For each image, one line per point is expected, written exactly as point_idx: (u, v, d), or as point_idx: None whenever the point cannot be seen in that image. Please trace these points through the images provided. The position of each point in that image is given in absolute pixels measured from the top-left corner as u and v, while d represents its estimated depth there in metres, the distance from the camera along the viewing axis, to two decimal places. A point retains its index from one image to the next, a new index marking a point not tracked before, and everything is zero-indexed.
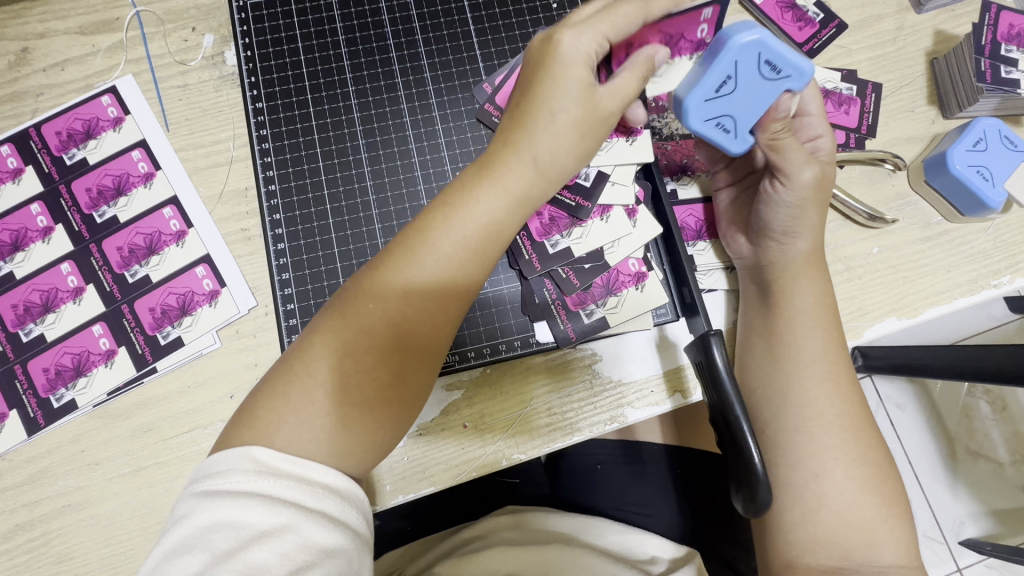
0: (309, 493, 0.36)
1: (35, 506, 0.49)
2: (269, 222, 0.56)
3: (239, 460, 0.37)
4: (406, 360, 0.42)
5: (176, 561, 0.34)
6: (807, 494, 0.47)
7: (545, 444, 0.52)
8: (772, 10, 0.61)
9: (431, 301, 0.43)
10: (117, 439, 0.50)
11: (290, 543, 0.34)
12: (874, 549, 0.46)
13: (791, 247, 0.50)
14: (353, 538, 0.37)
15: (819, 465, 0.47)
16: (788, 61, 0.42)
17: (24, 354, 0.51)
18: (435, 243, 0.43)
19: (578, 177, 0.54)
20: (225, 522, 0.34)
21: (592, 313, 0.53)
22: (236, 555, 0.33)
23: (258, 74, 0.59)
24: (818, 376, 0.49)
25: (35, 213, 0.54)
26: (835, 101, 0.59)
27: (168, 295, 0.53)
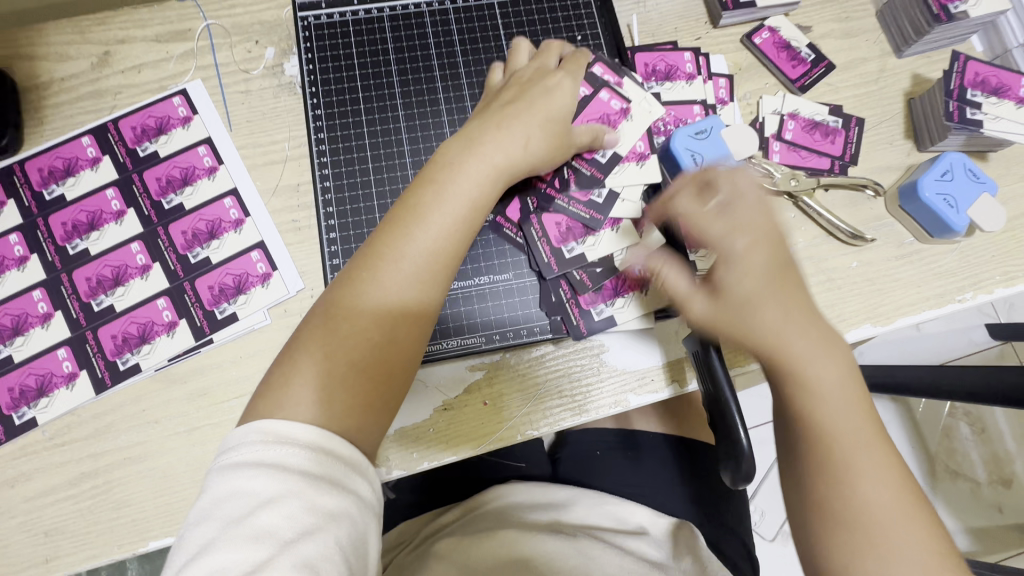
0: (311, 463, 0.41)
1: (100, 457, 0.55)
2: (323, 214, 0.61)
3: (249, 435, 0.42)
4: (382, 356, 0.47)
5: (199, 528, 0.39)
6: (827, 524, 0.41)
7: (554, 421, 0.58)
8: (769, 50, 0.69)
9: (402, 301, 0.48)
10: (176, 401, 0.56)
11: (295, 508, 0.39)
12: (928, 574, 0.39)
13: (734, 274, 0.46)
14: (355, 503, 0.41)
15: (830, 469, 0.42)
16: (714, 129, 0.60)
17: (95, 321, 0.57)
18: (403, 235, 0.49)
19: (592, 195, 0.61)
20: (237, 492, 0.39)
21: (601, 312, 0.60)
22: (247, 520, 0.39)
23: (318, 79, 0.65)
24: (779, 337, 0.44)
25: (110, 197, 0.60)
26: (823, 132, 0.67)
27: (226, 276, 0.59)
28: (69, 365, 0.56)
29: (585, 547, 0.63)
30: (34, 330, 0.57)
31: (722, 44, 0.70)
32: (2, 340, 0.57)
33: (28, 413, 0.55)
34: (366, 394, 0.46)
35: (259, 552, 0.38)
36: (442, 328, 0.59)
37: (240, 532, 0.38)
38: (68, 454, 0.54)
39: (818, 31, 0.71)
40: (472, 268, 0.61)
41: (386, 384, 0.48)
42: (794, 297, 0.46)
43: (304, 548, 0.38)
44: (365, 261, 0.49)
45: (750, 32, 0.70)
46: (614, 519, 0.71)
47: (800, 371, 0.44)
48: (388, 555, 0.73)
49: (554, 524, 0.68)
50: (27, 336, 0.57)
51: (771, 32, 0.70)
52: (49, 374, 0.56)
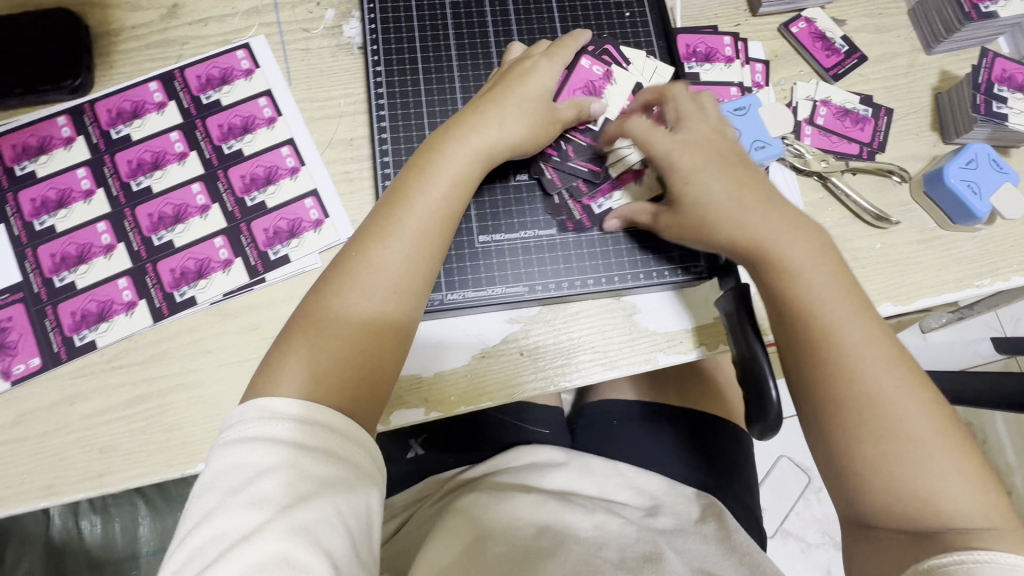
0: (305, 435, 0.44)
1: (154, 381, 0.57)
2: (380, 163, 0.64)
3: (247, 412, 0.45)
4: (374, 341, 0.50)
5: (201, 498, 0.42)
6: (828, 377, 0.49)
7: (587, 375, 0.61)
8: (805, 38, 0.72)
9: (393, 286, 0.52)
10: (228, 333, 0.59)
11: (291, 476, 0.42)
12: (914, 411, 0.47)
13: (710, 185, 0.54)
14: (349, 471, 0.44)
15: (818, 327, 0.50)
16: (752, 106, 0.63)
17: (155, 255, 0.60)
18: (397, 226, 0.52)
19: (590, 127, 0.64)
20: (236, 464, 0.42)
21: (601, 206, 0.63)
22: (245, 488, 0.41)
23: (380, 37, 0.68)
24: (724, 213, 0.54)
25: (173, 139, 0.63)
26: (853, 119, 0.70)
27: (280, 220, 0.62)
28: (129, 294, 0.59)
29: (601, 521, 0.65)
30: (97, 259, 0.60)
31: (761, 32, 0.73)
32: (66, 268, 0.59)
33: (89, 336, 0.58)
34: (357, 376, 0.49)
35: (255, 516, 0.40)
36: (487, 276, 0.61)
37: (239, 499, 0.41)
38: (124, 377, 0.57)
39: (852, 25, 0.74)
40: (518, 221, 0.62)
41: (377, 367, 0.50)
42: (741, 180, 0.55)
43: (298, 513, 0.41)
44: (351, 255, 0.52)
45: (787, 21, 0.73)
46: (632, 493, 0.72)
47: (754, 238, 0.53)
48: (409, 510, 0.75)
49: (573, 494, 0.70)
50: (90, 265, 0.59)
51: (808, 22, 0.73)
52: (110, 301, 0.59)
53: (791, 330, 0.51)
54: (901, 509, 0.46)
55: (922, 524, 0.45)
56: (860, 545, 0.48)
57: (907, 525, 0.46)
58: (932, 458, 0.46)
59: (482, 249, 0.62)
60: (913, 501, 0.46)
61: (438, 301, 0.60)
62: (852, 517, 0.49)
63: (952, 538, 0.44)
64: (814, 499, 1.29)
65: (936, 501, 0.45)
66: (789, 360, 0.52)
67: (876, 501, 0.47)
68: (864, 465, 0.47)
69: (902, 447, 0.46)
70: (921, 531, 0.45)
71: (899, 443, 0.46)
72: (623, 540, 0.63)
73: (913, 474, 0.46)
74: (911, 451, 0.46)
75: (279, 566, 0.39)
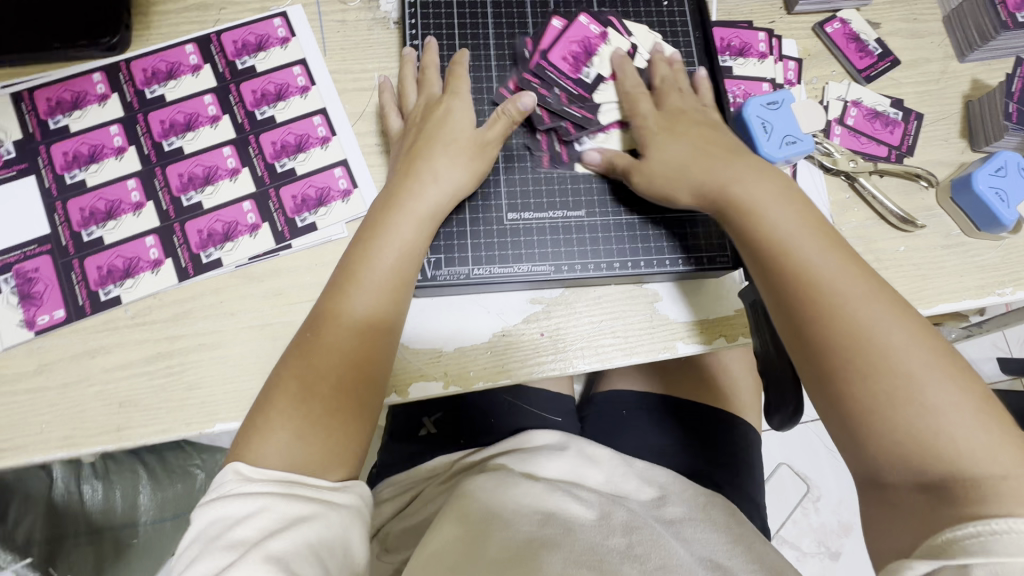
0: (280, 483, 0.47)
1: (175, 340, 0.58)
2: None
3: (226, 474, 0.48)
4: (349, 382, 0.52)
5: (189, 551, 0.46)
6: (813, 323, 0.49)
7: (606, 359, 0.61)
8: (839, 39, 0.72)
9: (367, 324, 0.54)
10: (251, 297, 0.59)
11: (265, 519, 0.45)
12: (901, 342, 0.47)
13: (682, 146, 0.60)
14: (326, 507, 0.48)
15: (794, 266, 0.51)
16: (785, 101, 0.63)
17: (183, 215, 0.60)
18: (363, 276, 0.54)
19: (581, 74, 0.64)
20: (216, 517, 0.46)
21: (582, 144, 0.64)
22: (225, 536, 0.45)
23: (418, 9, 0.67)
24: (694, 168, 0.58)
25: (207, 102, 0.64)
26: (883, 121, 0.70)
27: (309, 187, 0.62)
28: (155, 252, 0.59)
29: (605, 510, 0.65)
30: (125, 216, 0.60)
31: (795, 30, 0.73)
32: (95, 222, 0.60)
33: (114, 292, 0.58)
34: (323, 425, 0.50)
35: (234, 559, 0.43)
36: (514, 254, 0.61)
37: (219, 548, 0.44)
38: (147, 334, 0.58)
39: (887, 28, 0.74)
40: (548, 201, 0.63)
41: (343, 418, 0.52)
42: (708, 142, 0.59)
43: (271, 545, 0.44)
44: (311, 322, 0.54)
45: (822, 21, 0.73)
46: (639, 483, 0.71)
47: (728, 187, 0.56)
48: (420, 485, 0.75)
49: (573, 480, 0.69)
50: (119, 221, 0.60)
51: (842, 23, 0.73)
52: (136, 258, 0.59)
53: (769, 274, 0.53)
54: (905, 454, 0.44)
55: (927, 469, 0.44)
56: (879, 509, 0.47)
57: (917, 470, 0.44)
58: (929, 393, 0.45)
59: (510, 227, 0.62)
60: (915, 441, 0.44)
61: (464, 275, 0.60)
62: (864, 475, 0.47)
63: (959, 487, 0.43)
64: (811, 509, 1.29)
65: (942, 441, 0.44)
66: (773, 303, 0.53)
67: (882, 447, 0.45)
68: (862, 407, 0.46)
69: (895, 382, 0.45)
70: (931, 482, 0.43)
71: (888, 379, 0.46)
72: (629, 522, 0.63)
73: (911, 411, 0.45)
74: (906, 392, 0.45)
75: None
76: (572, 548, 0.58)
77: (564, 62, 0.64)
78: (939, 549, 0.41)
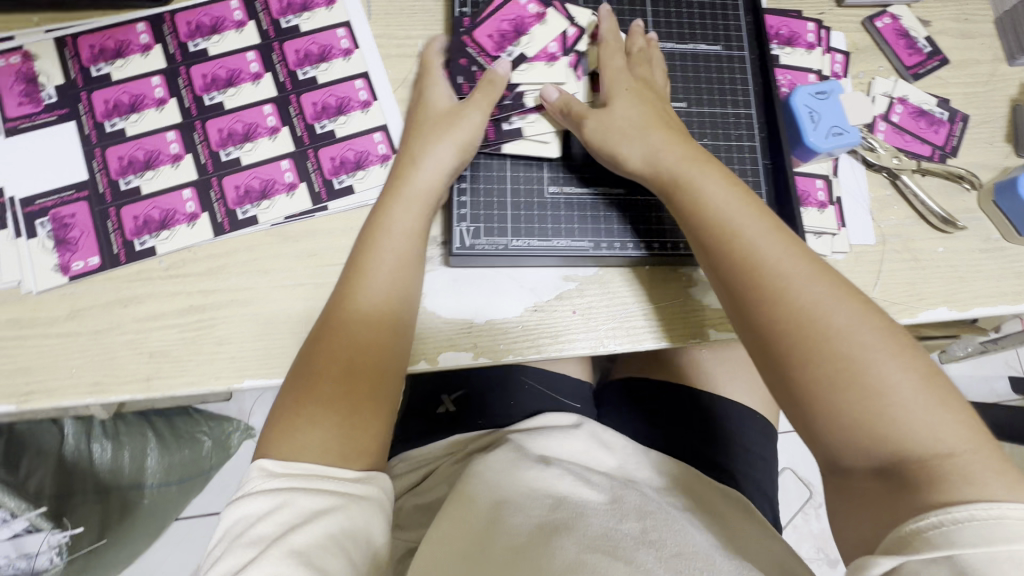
0: (299, 479, 0.47)
1: (208, 294, 0.57)
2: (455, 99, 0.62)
3: (251, 470, 0.47)
4: (352, 368, 0.52)
5: (212, 550, 0.45)
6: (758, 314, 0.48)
7: (637, 340, 0.61)
8: (889, 35, 0.71)
9: (371, 310, 0.54)
10: (285, 256, 0.59)
11: (286, 514, 0.44)
12: (850, 325, 0.46)
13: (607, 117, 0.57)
14: (345, 498, 0.47)
15: (736, 251, 0.50)
16: (834, 92, 0.62)
17: (221, 170, 0.60)
18: (369, 268, 0.55)
19: (504, 52, 0.63)
20: (238, 514, 0.45)
21: (511, 123, 0.61)
22: (248, 532, 0.44)
23: None
24: (650, 134, 0.56)
25: (249, 59, 0.63)
26: (929, 120, 0.69)
27: (347, 150, 0.62)
28: (192, 205, 0.59)
29: (617, 494, 0.63)
30: (164, 167, 0.60)
31: (845, 23, 0.72)
32: (132, 172, 0.59)
33: (150, 242, 0.58)
34: (333, 418, 0.50)
35: (256, 555, 0.43)
36: (554, 228, 0.60)
37: (243, 544, 0.43)
38: (181, 286, 0.57)
39: (937, 27, 0.73)
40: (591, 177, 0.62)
41: (357, 411, 0.51)
42: (666, 117, 0.58)
43: (293, 540, 0.43)
44: (324, 316, 0.55)
45: (872, 15, 0.72)
46: (651, 472, 0.69)
47: (655, 155, 0.55)
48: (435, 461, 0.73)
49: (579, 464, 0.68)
50: (156, 172, 0.59)
51: (893, 19, 0.72)
52: (172, 210, 0.59)
53: (712, 258, 0.51)
54: (859, 436, 0.43)
55: (880, 450, 0.43)
56: (842, 493, 0.45)
57: (873, 453, 0.43)
58: (882, 373, 0.44)
59: (551, 201, 0.61)
60: (869, 423, 0.43)
61: (502, 246, 0.60)
62: (823, 458, 0.46)
63: (913, 467, 0.42)
64: (812, 514, 1.28)
65: (894, 422, 0.42)
66: (723, 291, 0.51)
67: (838, 434, 0.44)
68: (813, 394, 0.45)
69: (846, 364, 0.44)
70: (884, 464, 0.43)
71: (835, 363, 0.45)
72: (640, 507, 0.61)
73: (864, 394, 0.43)
74: (856, 376, 0.44)
75: None
76: (583, 533, 0.55)
77: (488, 40, 0.63)
78: (904, 541, 0.39)
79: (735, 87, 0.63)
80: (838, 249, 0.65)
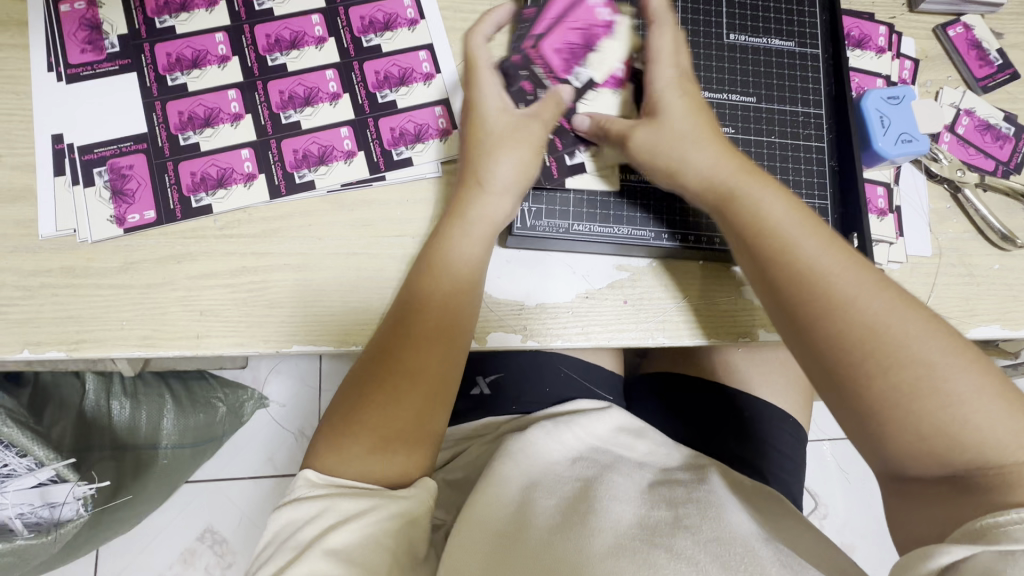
0: (342, 487, 0.48)
1: (261, 256, 0.57)
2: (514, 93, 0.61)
3: (298, 481, 0.49)
4: (398, 395, 0.52)
5: (260, 554, 0.47)
6: (821, 327, 0.48)
7: (687, 334, 0.60)
8: (960, 44, 0.69)
9: (421, 338, 0.53)
10: (339, 224, 0.58)
11: (329, 517, 0.46)
12: (917, 335, 0.45)
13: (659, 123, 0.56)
14: (382, 499, 0.48)
15: (797, 262, 0.50)
16: (908, 97, 0.62)
17: (281, 133, 0.60)
18: (423, 293, 0.54)
19: (571, 75, 0.61)
20: (284, 521, 0.47)
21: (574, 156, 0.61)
22: (292, 537, 0.45)
23: None
24: (700, 146, 0.55)
25: (314, 22, 0.62)
26: (994, 135, 0.68)
27: (408, 122, 0.61)
28: (250, 165, 0.58)
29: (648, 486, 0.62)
30: (223, 126, 0.59)
31: (917, 29, 0.70)
32: (192, 128, 0.59)
33: (206, 200, 0.57)
34: (380, 438, 0.51)
35: (299, 555, 0.44)
36: (615, 215, 0.60)
37: (287, 547, 0.45)
38: (233, 246, 0.57)
39: (1009, 40, 0.71)
40: None
41: (406, 430, 0.51)
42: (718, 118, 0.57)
43: (335, 540, 0.45)
44: (389, 316, 0.55)
45: (944, 23, 0.70)
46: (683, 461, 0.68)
47: (708, 166, 0.54)
48: (467, 442, 0.73)
49: (609, 450, 0.67)
50: (216, 130, 0.59)
51: (966, 28, 0.70)
52: (230, 169, 0.58)
53: (775, 269, 0.51)
54: (929, 447, 0.43)
55: (951, 460, 0.43)
56: (900, 500, 0.46)
57: (943, 461, 0.43)
58: (952, 383, 0.44)
59: (616, 186, 0.61)
60: (938, 434, 0.43)
61: (564, 228, 0.60)
62: (883, 469, 0.47)
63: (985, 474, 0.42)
64: (817, 526, 1.21)
65: (967, 430, 0.43)
66: (777, 304, 0.51)
67: (903, 445, 0.44)
68: (877, 407, 0.45)
69: (914, 377, 0.44)
70: (952, 472, 0.43)
71: (904, 375, 0.44)
72: (673, 497, 0.60)
73: (932, 405, 0.43)
74: (926, 387, 0.44)
75: None
76: (615, 519, 0.55)
77: (556, 55, 0.61)
78: (978, 534, 0.39)
79: (808, 85, 0.63)
80: (895, 258, 0.63)
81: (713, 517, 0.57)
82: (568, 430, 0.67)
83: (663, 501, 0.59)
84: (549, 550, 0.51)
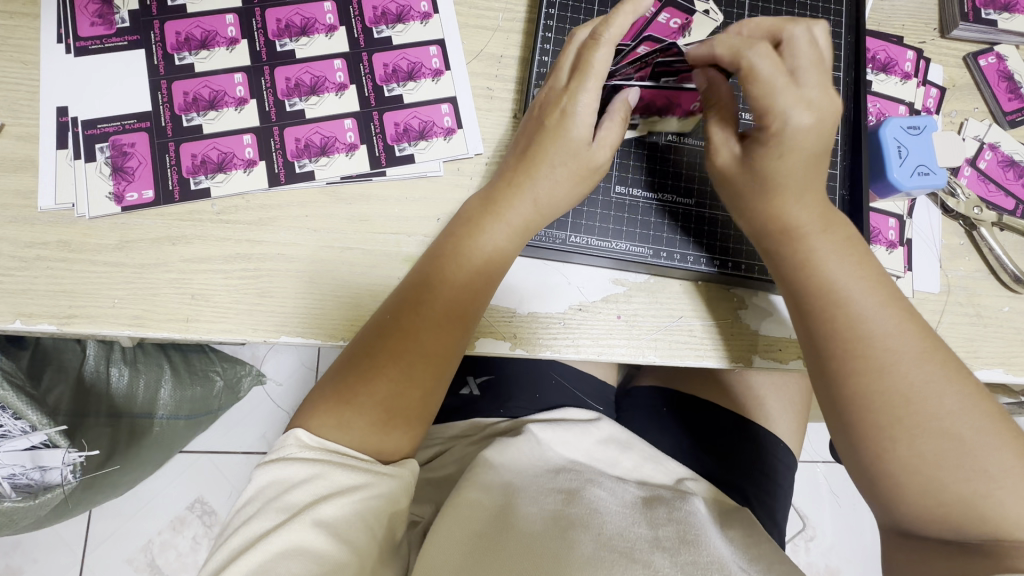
0: (334, 454, 0.48)
1: (255, 245, 0.57)
2: (538, 62, 0.60)
3: (288, 438, 0.48)
4: (409, 378, 0.51)
5: (245, 506, 0.46)
6: (863, 387, 0.47)
7: (679, 355, 0.59)
8: (990, 74, 0.67)
9: (450, 337, 0.53)
10: (336, 217, 0.58)
11: (320, 484, 0.46)
12: (958, 412, 0.45)
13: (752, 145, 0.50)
14: (374, 475, 0.48)
15: (852, 320, 0.48)
16: (930, 128, 0.59)
17: (284, 120, 0.59)
18: (441, 287, 0.53)
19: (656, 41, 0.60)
20: (272, 479, 0.46)
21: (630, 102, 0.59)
22: (280, 497, 0.45)
23: None
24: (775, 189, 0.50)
25: (326, 10, 0.61)
26: (1017, 173, 0.66)
27: (413, 118, 0.60)
28: (251, 152, 0.58)
29: (636, 501, 0.61)
30: (227, 110, 0.59)
31: (946, 56, 0.68)
32: (195, 110, 0.59)
33: (205, 183, 0.57)
34: (381, 414, 0.50)
35: (285, 521, 0.44)
36: (615, 228, 0.59)
37: (274, 508, 0.45)
38: (229, 232, 0.57)
39: None
40: (660, 183, 0.60)
41: (404, 420, 0.51)
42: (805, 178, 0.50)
43: (320, 511, 0.45)
44: (403, 296, 0.53)
45: (977, 51, 0.68)
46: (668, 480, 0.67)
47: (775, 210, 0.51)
48: (450, 443, 0.73)
49: (595, 464, 0.66)
50: (220, 113, 0.59)
51: (998, 58, 0.67)
52: (231, 154, 0.58)
53: (825, 322, 0.49)
54: (940, 514, 0.45)
55: (966, 530, 0.44)
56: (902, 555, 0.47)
57: (957, 528, 0.44)
58: (984, 460, 0.44)
59: (617, 200, 0.60)
60: (954, 503, 0.44)
61: (561, 239, 0.59)
62: (889, 522, 0.48)
63: (998, 543, 0.43)
64: (802, 548, 1.20)
65: (995, 505, 0.43)
66: (814, 357, 0.51)
67: (915, 507, 0.46)
68: (895, 469, 0.46)
69: (941, 450, 0.45)
70: (963, 539, 0.44)
71: (932, 446, 0.45)
72: (656, 517, 0.59)
73: (959, 479, 0.44)
74: (953, 459, 0.45)
75: (302, 557, 0.43)
76: (599, 531, 0.55)
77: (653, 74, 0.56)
78: None
79: None
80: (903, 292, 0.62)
81: (691, 538, 0.56)
82: (551, 443, 0.67)
83: (643, 518, 0.58)
84: (530, 557, 0.51)
